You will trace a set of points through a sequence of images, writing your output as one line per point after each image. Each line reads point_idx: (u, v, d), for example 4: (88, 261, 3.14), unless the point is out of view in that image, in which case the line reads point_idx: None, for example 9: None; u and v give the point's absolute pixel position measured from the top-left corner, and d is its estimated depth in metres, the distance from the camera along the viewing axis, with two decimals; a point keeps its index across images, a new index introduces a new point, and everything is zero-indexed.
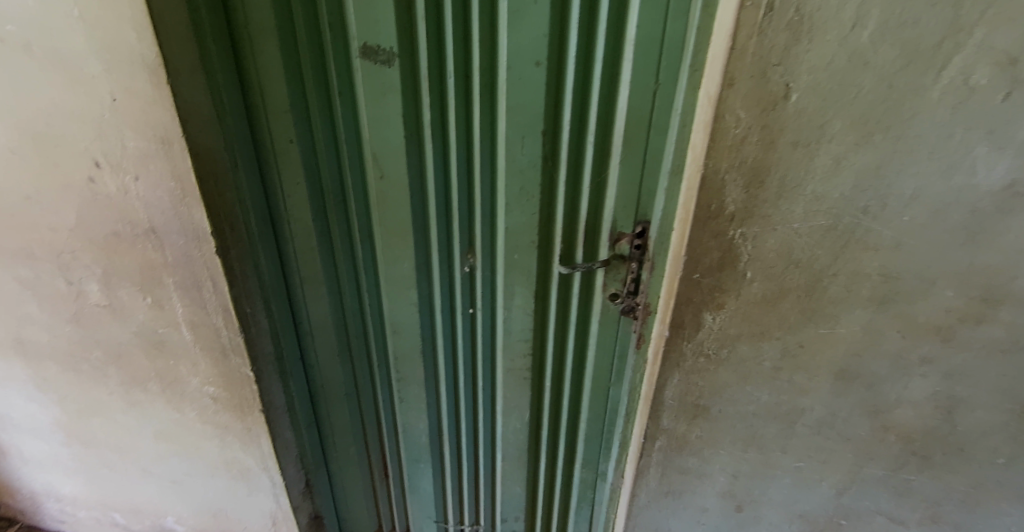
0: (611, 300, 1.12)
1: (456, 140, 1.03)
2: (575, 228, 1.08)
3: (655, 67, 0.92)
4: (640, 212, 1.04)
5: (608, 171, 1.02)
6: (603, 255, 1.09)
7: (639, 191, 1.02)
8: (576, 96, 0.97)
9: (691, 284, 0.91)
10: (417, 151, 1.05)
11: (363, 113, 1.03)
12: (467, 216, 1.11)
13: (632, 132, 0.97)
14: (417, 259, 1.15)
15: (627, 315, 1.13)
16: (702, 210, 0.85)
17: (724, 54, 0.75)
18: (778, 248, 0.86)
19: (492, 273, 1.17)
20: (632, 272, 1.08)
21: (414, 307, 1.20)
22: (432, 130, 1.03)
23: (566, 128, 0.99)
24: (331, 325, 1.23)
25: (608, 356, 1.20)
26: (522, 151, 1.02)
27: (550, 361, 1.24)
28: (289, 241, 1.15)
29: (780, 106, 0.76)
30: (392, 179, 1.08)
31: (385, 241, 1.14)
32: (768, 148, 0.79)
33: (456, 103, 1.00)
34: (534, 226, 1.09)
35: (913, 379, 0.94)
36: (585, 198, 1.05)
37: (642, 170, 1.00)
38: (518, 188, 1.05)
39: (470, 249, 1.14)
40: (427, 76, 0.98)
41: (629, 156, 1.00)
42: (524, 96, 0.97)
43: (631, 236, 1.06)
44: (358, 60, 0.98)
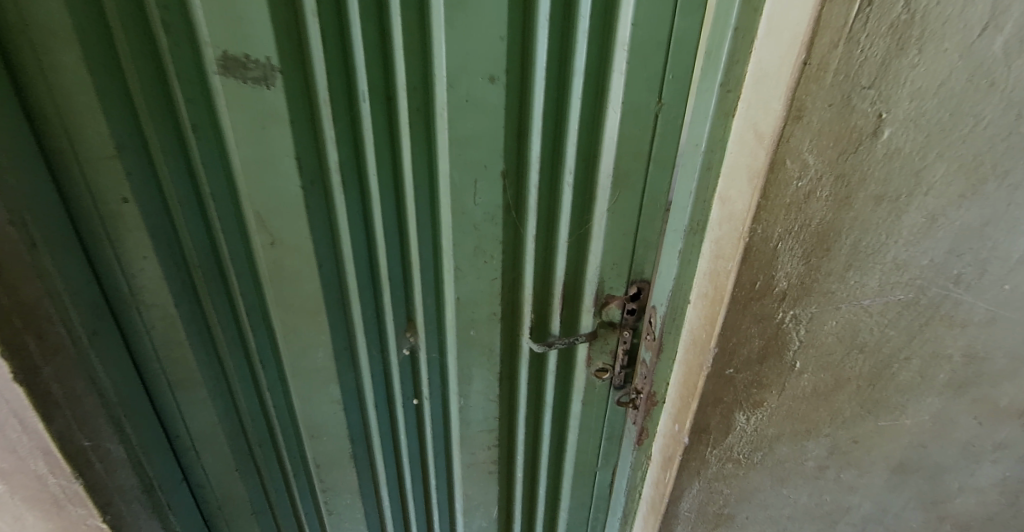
0: (598, 376, 0.89)
1: (381, 186, 0.73)
2: (550, 294, 0.82)
3: (658, 81, 0.66)
4: (634, 271, 0.80)
5: (591, 221, 0.76)
6: (586, 325, 0.85)
7: (634, 243, 0.77)
8: (548, 125, 0.69)
9: (722, 381, 0.67)
10: (324, 205, 0.74)
11: (235, 155, 0.69)
12: (402, 284, 0.82)
13: (625, 169, 0.71)
14: (335, 345, 0.85)
15: (619, 390, 0.90)
16: (744, 290, 0.60)
17: (796, 72, 0.48)
18: (840, 331, 0.63)
19: (440, 352, 0.89)
20: (625, 340, 0.85)
21: (338, 405, 0.90)
22: (342, 176, 0.71)
23: (535, 167, 0.72)
24: (221, 436, 0.93)
25: (595, 434, 0.96)
26: (474, 201, 0.73)
27: (520, 450, 0.98)
28: (145, 336, 0.81)
29: (866, 147, 0.51)
30: (289, 245, 0.75)
31: (287, 326, 0.82)
32: (841, 205, 0.54)
33: (376, 136, 0.69)
34: (494, 293, 0.81)
35: (982, 466, 0.75)
36: (562, 257, 0.78)
37: (638, 219, 0.75)
38: (471, 247, 0.77)
39: (408, 328, 0.86)
40: (328, 101, 0.66)
41: (623, 200, 0.73)
42: (474, 124, 0.68)
43: (623, 298, 0.82)
44: (216, 77, 0.64)
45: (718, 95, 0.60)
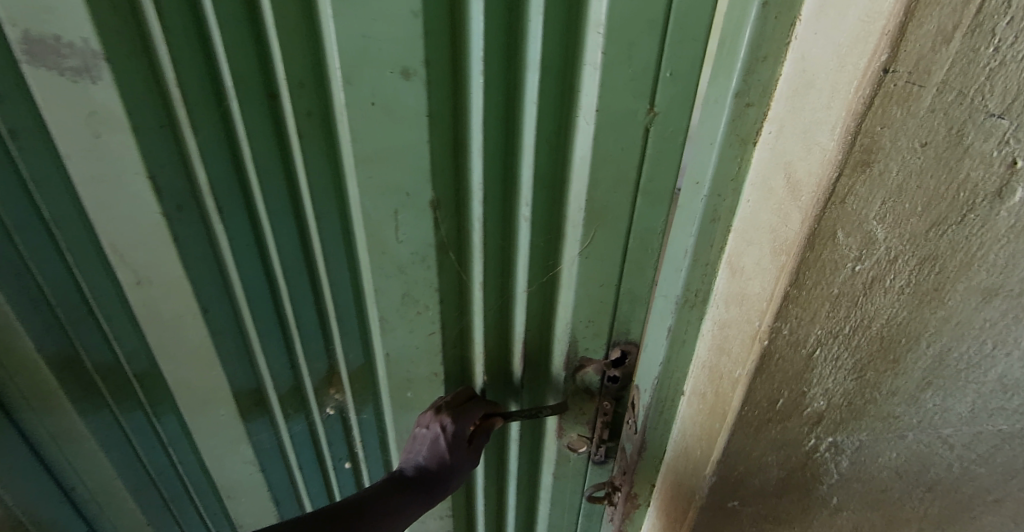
0: (569, 451, 0.68)
1: (272, 212, 0.56)
2: (509, 352, 0.63)
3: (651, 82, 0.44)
4: (618, 329, 0.58)
5: (559, 265, 0.55)
6: (556, 389, 0.64)
7: (617, 297, 0.56)
8: (491, 138, 0.49)
9: (722, 513, 0.47)
10: (207, 236, 0.57)
11: (71, 171, 0.51)
12: (321, 329, 0.65)
13: (603, 204, 0.50)
14: (241, 399, 0.69)
15: (601, 463, 0.70)
16: (758, 413, 0.40)
17: (870, 83, 0.27)
18: (899, 463, 0.43)
19: (377, 410, 0.71)
20: (605, 412, 0.64)
21: (252, 464, 0.76)
22: (216, 199, 0.54)
23: (477, 196, 0.52)
24: (124, 490, 0.78)
25: (572, 508, 0.77)
26: (396, 238, 0.54)
27: (481, 520, 0.81)
28: (8, 381, 0.66)
29: (979, 215, 0.30)
30: (161, 284, 0.58)
31: (176, 377, 0.66)
32: (923, 302, 0.33)
33: (254, 148, 0.52)
34: (434, 351, 0.62)
35: None
36: (520, 311, 0.59)
37: (621, 268, 0.54)
38: (397, 295, 0.58)
39: (332, 379, 0.70)
40: (183, 102, 0.49)
41: (601, 243, 0.52)
42: (389, 137, 0.48)
43: (603, 364, 0.61)
44: (24, 68, 0.46)
45: (730, 109, 0.41)
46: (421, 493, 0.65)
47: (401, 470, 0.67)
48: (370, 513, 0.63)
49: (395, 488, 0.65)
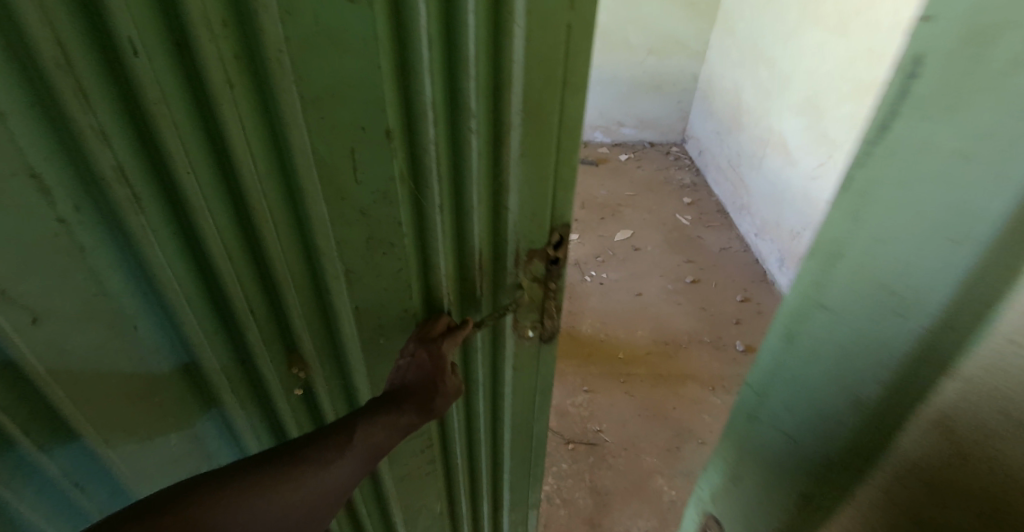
0: (523, 340, 0.71)
1: (207, 193, 0.45)
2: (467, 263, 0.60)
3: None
4: (556, 215, 0.60)
5: (507, 171, 0.53)
6: (506, 281, 0.64)
7: (555, 186, 0.57)
8: (434, 50, 0.44)
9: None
10: (123, 238, 0.44)
11: None
12: (280, 312, 0.56)
13: (541, 100, 0.49)
14: (190, 412, 0.59)
15: (547, 343, 0.73)
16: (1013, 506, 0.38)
17: None
18: None
19: (343, 374, 0.65)
20: (551, 294, 0.66)
21: None
22: (134, 189, 0.42)
23: (428, 118, 0.47)
24: None
25: (529, 401, 0.82)
26: (353, 181, 0.48)
27: (458, 434, 0.82)
28: None
29: None
30: (65, 311, 0.46)
31: (92, 414, 0.52)
32: None
33: (172, 111, 0.39)
34: (405, 290, 0.58)
35: None
36: (475, 226, 0.56)
37: (557, 158, 0.54)
38: (362, 240, 0.52)
39: (292, 366, 0.61)
40: (70, 64, 0.35)
41: (539, 142, 0.52)
42: (336, 69, 0.41)
43: (545, 250, 0.62)
44: None
45: None
46: (411, 416, 0.58)
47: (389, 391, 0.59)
48: (362, 437, 0.56)
49: (385, 410, 0.57)
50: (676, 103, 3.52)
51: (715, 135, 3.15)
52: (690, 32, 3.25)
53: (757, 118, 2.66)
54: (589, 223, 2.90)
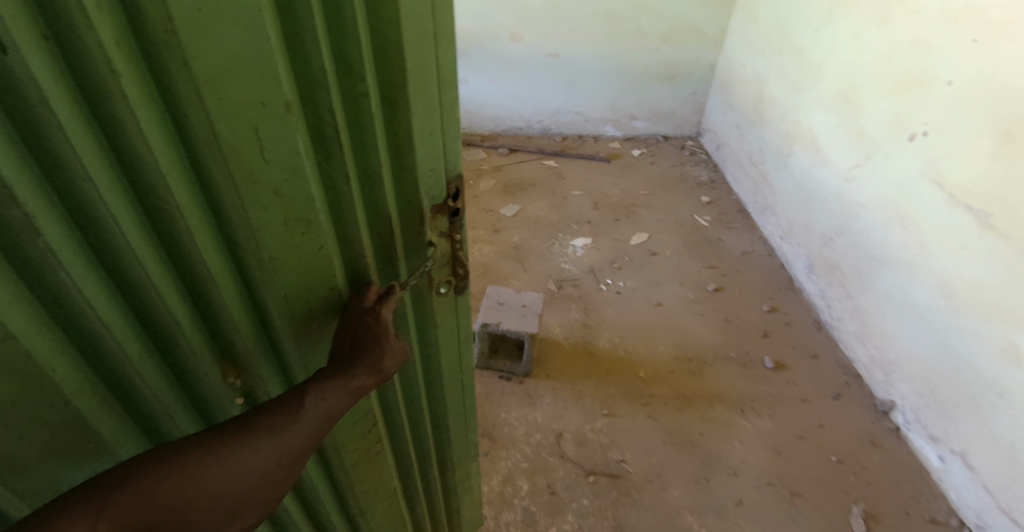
0: (439, 294, 0.72)
1: (109, 199, 0.45)
2: (391, 234, 0.62)
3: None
4: (448, 166, 0.63)
5: (408, 134, 0.56)
6: (414, 239, 0.65)
7: (443, 136, 0.60)
8: (321, 20, 0.45)
9: None
10: (25, 257, 0.43)
11: None
12: (207, 310, 0.57)
13: (418, 59, 0.52)
14: (117, 433, 0.57)
15: (461, 295, 0.76)
16: None
17: None
18: None
19: (281, 366, 0.67)
20: (458, 246, 0.68)
21: None
22: (28, 206, 0.41)
23: (325, 88, 0.48)
24: None
25: (454, 355, 0.85)
26: (261, 158, 0.47)
27: (398, 400, 0.83)
28: None
29: None
30: None
31: (5, 462, 0.50)
32: None
33: (59, 114, 0.39)
34: (328, 269, 0.59)
35: None
36: (385, 192, 0.58)
37: (439, 108, 0.58)
38: (279, 223, 0.52)
39: (225, 370, 0.62)
40: None
41: (423, 100, 0.55)
42: (227, 46, 0.41)
43: (444, 203, 0.64)
44: None
45: None
46: (361, 373, 0.58)
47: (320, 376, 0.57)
48: (311, 403, 0.56)
49: (335, 374, 0.57)
50: (692, 94, 3.35)
51: (737, 129, 2.98)
52: (707, 18, 3.07)
53: (783, 113, 2.49)
54: (603, 225, 2.77)
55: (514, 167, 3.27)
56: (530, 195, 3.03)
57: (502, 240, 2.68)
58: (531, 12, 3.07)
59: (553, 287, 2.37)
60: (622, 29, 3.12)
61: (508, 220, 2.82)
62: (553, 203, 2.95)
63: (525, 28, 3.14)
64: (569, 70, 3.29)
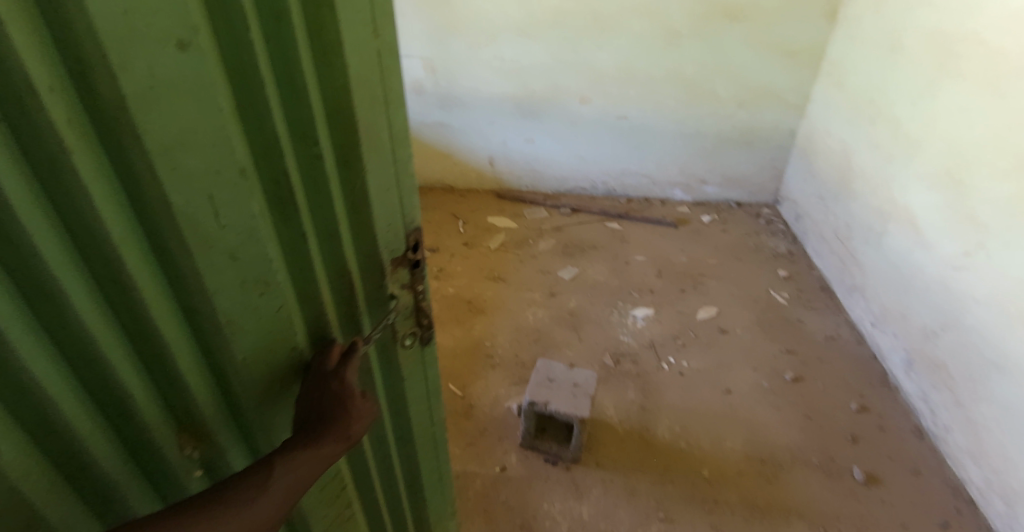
0: (404, 344, 0.76)
1: (63, 274, 0.43)
2: (352, 289, 0.65)
3: (370, 13, 0.50)
4: (406, 219, 0.67)
5: (366, 191, 0.59)
6: (378, 294, 0.68)
7: (398, 190, 0.64)
8: (272, 81, 0.47)
9: None
10: None
11: None
12: (169, 380, 0.54)
13: (370, 121, 0.56)
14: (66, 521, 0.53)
15: (427, 343, 0.80)
16: None
17: None
18: None
19: (245, 433, 0.65)
20: (420, 297, 0.73)
21: None
22: None
23: (281, 149, 0.50)
24: None
25: (424, 401, 0.88)
26: (217, 224, 0.46)
27: (371, 450, 0.85)
28: None
29: None
30: None
31: None
32: None
33: (14, 195, 0.37)
34: (290, 330, 0.59)
35: None
36: (345, 245, 0.60)
37: (394, 164, 0.61)
38: (238, 288, 0.51)
39: (184, 441, 0.59)
40: None
41: (377, 158, 0.58)
42: (182, 117, 0.40)
43: (405, 256, 0.68)
44: None
45: None
46: (331, 446, 0.59)
47: (292, 437, 0.59)
48: (280, 473, 0.56)
49: (303, 442, 0.58)
50: (769, 161, 3.17)
51: (819, 201, 2.76)
52: (788, 83, 2.91)
53: (875, 187, 2.28)
54: (667, 295, 2.59)
55: (576, 228, 3.16)
56: (590, 257, 2.90)
57: (558, 304, 2.55)
58: (602, 74, 3.03)
59: (610, 361, 2.20)
60: (695, 93, 3.02)
61: (566, 283, 2.69)
62: (615, 267, 2.81)
63: (594, 90, 3.09)
64: (639, 132, 3.20)
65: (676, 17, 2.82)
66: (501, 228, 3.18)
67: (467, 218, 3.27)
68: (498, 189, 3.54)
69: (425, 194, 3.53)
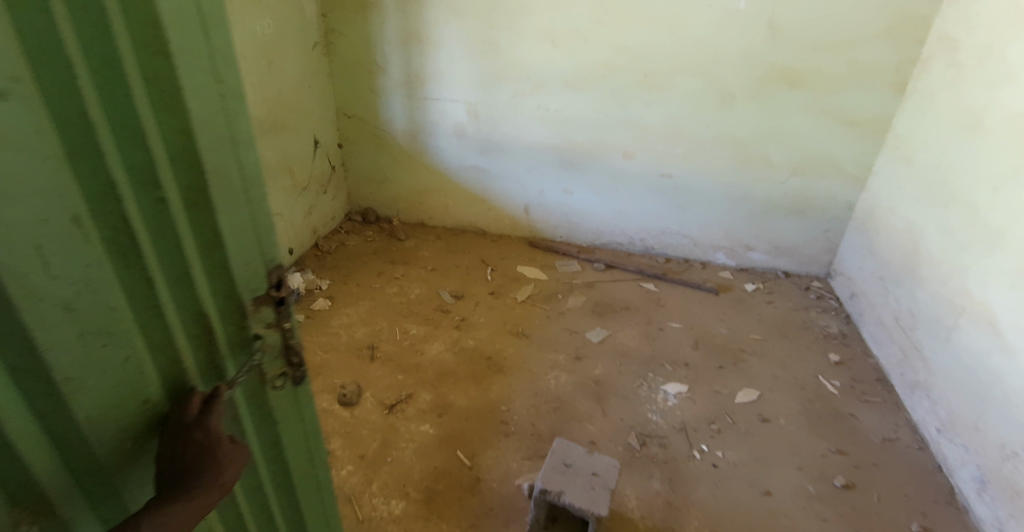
0: (274, 382, 0.85)
1: None
2: (215, 334, 0.73)
3: (210, 60, 0.62)
4: (266, 258, 0.77)
5: (222, 231, 0.69)
6: (246, 334, 0.78)
7: (257, 232, 0.74)
8: (108, 132, 0.56)
9: None
10: None
11: None
12: (6, 446, 0.57)
13: (219, 163, 0.66)
14: None
15: (300, 380, 0.89)
16: None
17: None
18: None
19: (94, 495, 0.67)
20: (288, 336, 0.83)
21: None
22: None
23: (128, 198, 0.59)
24: None
25: (299, 438, 0.96)
26: (47, 274, 0.55)
27: (250, 491, 0.91)
28: None
29: None
30: None
31: None
32: None
33: None
34: (140, 380, 0.67)
35: None
36: (202, 291, 0.70)
37: (248, 208, 0.72)
38: (77, 338, 0.59)
39: (20, 518, 0.60)
40: None
41: (229, 198, 0.69)
42: (6, 167, 0.49)
43: (268, 295, 0.79)
44: None
45: None
46: (198, 490, 0.67)
47: (163, 489, 0.67)
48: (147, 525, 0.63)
49: (173, 497, 0.66)
50: (823, 232, 2.96)
51: (879, 281, 2.53)
52: (850, 153, 2.73)
53: (946, 275, 2.06)
54: (704, 371, 2.37)
55: (609, 285, 3.00)
56: (622, 319, 2.72)
57: (583, 370, 2.36)
58: (648, 131, 2.92)
59: (635, 443, 2.00)
60: (746, 157, 2.86)
61: (594, 346, 2.52)
62: (648, 334, 2.62)
63: (638, 145, 2.97)
64: (682, 192, 3.05)
65: (731, 78, 2.70)
66: (530, 278, 3.04)
67: (497, 266, 3.15)
68: (533, 238, 3.42)
69: (459, 237, 3.43)
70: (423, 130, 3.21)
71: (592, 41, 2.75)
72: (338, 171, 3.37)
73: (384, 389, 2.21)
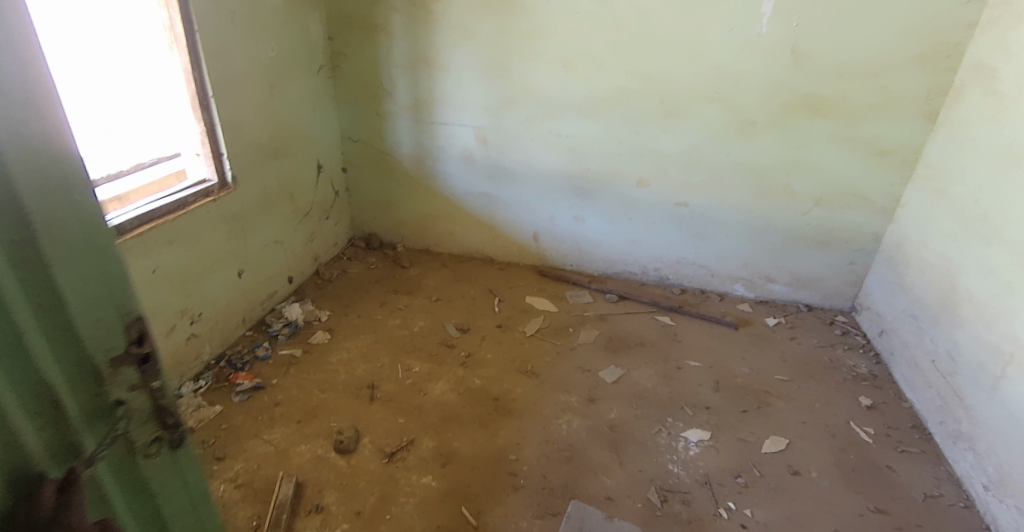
0: (146, 451, 0.74)
1: None
2: (62, 407, 0.63)
3: (33, 101, 0.54)
4: (124, 313, 0.67)
5: (60, 287, 0.60)
6: (103, 400, 0.67)
7: (109, 284, 0.65)
8: None
9: None
10: None
11: None
12: None
13: (55, 214, 0.58)
14: None
15: (179, 446, 0.78)
16: None
17: None
18: None
19: None
20: (156, 395, 0.73)
21: None
22: None
23: None
24: None
25: (190, 516, 0.83)
26: None
27: None
28: None
29: None
30: None
31: None
32: None
33: None
34: None
35: None
36: (41, 357, 0.60)
37: (98, 260, 0.63)
38: None
39: None
40: None
41: (72, 251, 0.60)
42: None
43: (128, 353, 0.69)
44: None
45: None
46: None
47: None
48: None
49: None
50: (848, 264, 2.81)
51: (911, 320, 2.38)
52: (877, 185, 2.60)
53: (988, 319, 1.91)
54: (727, 416, 2.21)
55: (623, 318, 2.86)
56: (637, 356, 2.57)
57: (597, 413, 2.21)
58: (664, 159, 2.80)
59: (656, 499, 1.84)
60: (766, 186, 2.73)
61: (608, 387, 2.36)
62: (665, 374, 2.46)
63: (654, 174, 2.85)
64: (700, 223, 2.92)
65: (750, 104, 2.58)
66: (540, 310, 2.90)
67: (506, 296, 3.01)
68: (541, 266, 3.29)
69: (465, 265, 3.30)
70: (429, 155, 3.10)
71: (604, 66, 2.65)
72: (342, 196, 3.27)
73: (384, 434, 2.06)
